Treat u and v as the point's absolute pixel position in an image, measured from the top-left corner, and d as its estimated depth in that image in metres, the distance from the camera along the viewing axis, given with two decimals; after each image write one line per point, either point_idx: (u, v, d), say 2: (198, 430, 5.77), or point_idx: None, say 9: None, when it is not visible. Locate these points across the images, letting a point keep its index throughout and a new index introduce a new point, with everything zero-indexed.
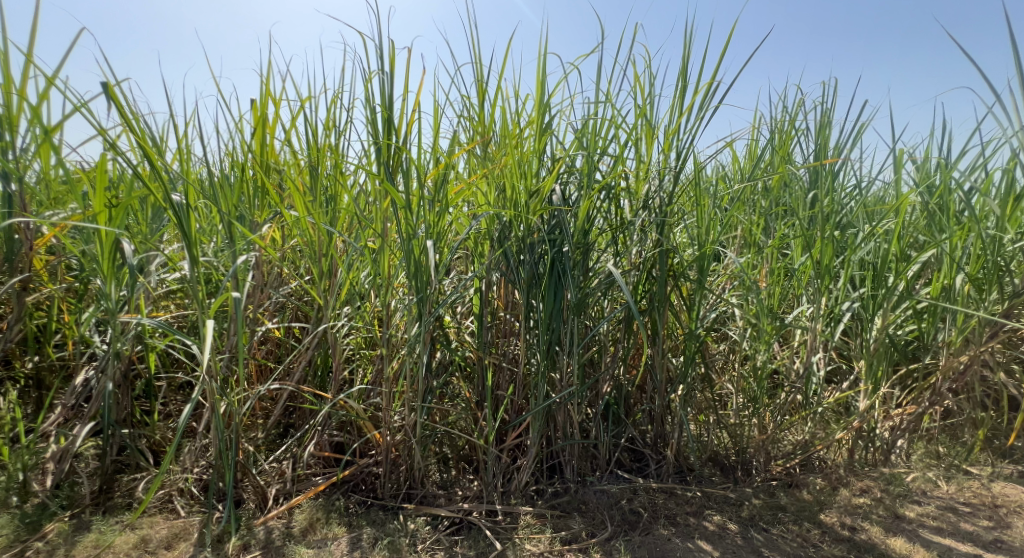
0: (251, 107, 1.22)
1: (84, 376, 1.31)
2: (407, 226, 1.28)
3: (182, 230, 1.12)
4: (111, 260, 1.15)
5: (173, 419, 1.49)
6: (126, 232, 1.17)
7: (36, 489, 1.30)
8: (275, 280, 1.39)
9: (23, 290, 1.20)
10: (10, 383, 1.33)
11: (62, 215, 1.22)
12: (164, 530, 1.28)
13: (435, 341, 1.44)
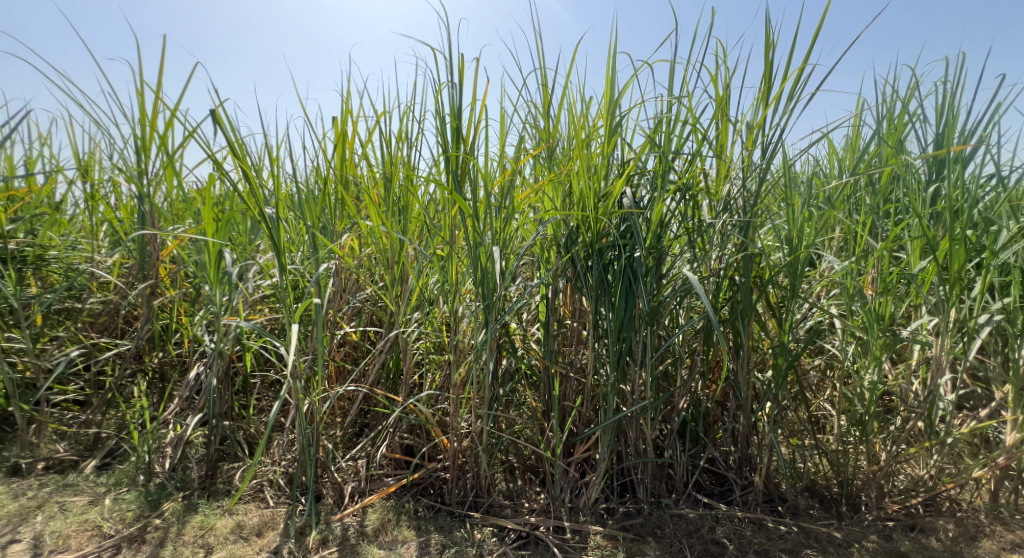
0: (333, 124, 1.34)
1: (197, 370, 1.48)
2: (474, 233, 1.31)
3: (272, 238, 1.25)
4: (217, 267, 1.31)
5: (266, 415, 1.64)
6: (229, 243, 1.34)
7: (157, 470, 1.50)
8: (353, 286, 1.49)
9: (151, 294, 1.42)
10: (141, 375, 1.56)
11: (181, 228, 1.43)
12: (255, 517, 1.40)
13: (501, 348, 1.44)
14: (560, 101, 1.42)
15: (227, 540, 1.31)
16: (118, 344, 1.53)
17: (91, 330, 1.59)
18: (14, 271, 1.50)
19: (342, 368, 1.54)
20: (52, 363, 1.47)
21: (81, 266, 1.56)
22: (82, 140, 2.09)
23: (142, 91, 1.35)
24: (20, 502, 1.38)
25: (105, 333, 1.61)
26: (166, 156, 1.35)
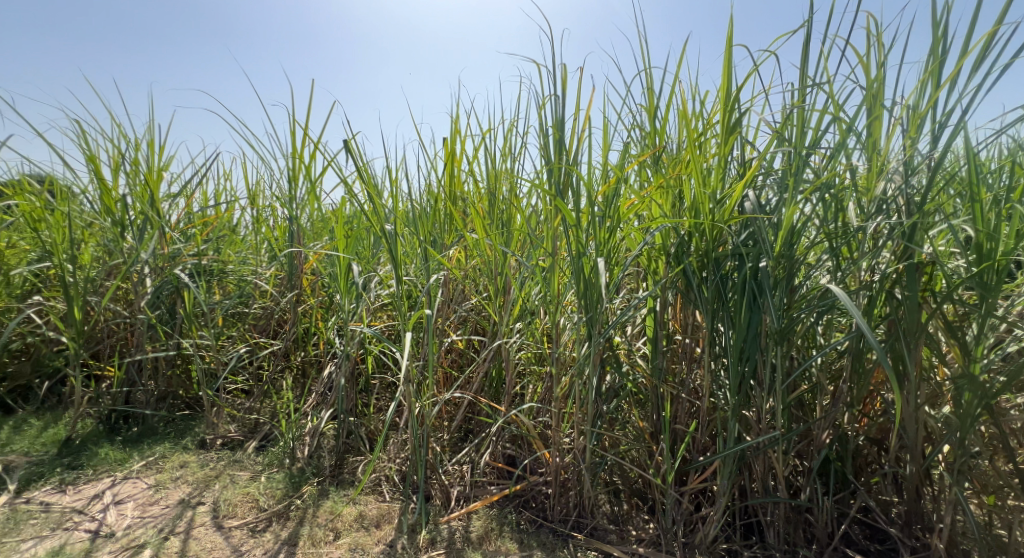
0: (444, 144, 1.43)
1: (330, 369, 1.70)
2: (576, 243, 1.26)
3: (390, 251, 1.36)
4: (346, 278, 1.49)
5: (385, 414, 1.81)
6: (356, 256, 1.50)
7: (299, 455, 1.72)
8: (460, 297, 1.59)
9: (296, 301, 1.74)
10: (289, 371, 1.87)
11: (320, 244, 1.64)
12: (375, 509, 1.52)
13: (605, 363, 1.38)
14: (669, 103, 1.33)
15: (352, 527, 1.44)
16: (273, 344, 1.88)
17: (254, 330, 2.02)
18: (203, 282, 1.94)
19: (450, 375, 1.63)
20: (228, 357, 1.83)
21: (249, 279, 1.94)
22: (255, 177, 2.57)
23: (295, 130, 1.61)
24: (204, 470, 1.73)
25: (263, 333, 2.02)
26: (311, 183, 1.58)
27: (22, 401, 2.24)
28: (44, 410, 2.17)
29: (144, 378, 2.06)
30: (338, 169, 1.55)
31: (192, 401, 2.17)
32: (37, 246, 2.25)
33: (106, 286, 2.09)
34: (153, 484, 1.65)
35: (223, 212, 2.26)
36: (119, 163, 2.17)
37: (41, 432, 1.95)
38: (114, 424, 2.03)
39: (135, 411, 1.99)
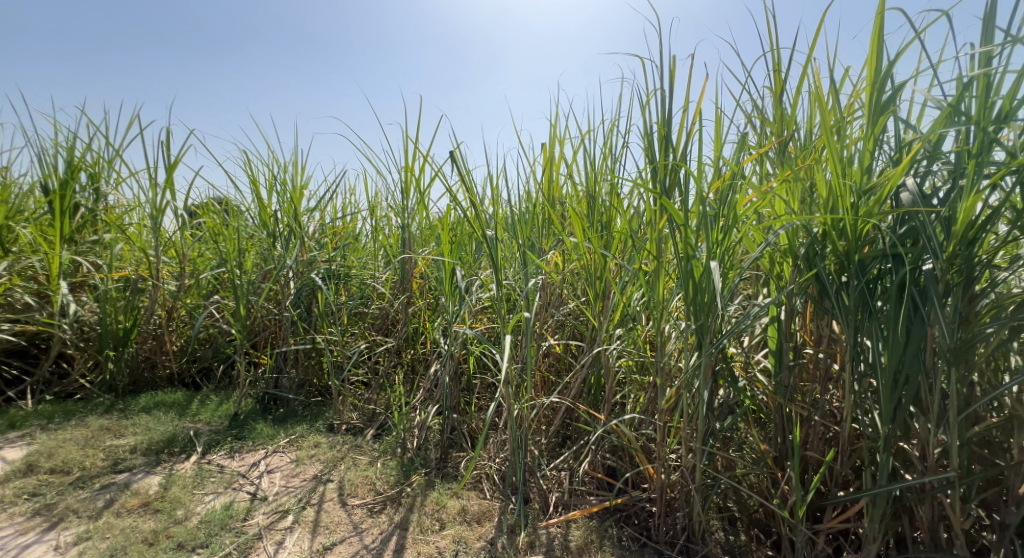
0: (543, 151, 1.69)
1: (435, 367, 1.96)
2: (684, 245, 1.11)
3: (490, 257, 1.40)
4: (451, 283, 1.66)
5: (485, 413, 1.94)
6: (460, 262, 1.66)
7: (408, 445, 1.86)
8: (558, 301, 1.73)
9: (407, 303, 2.09)
10: (400, 366, 2.15)
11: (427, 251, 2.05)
12: (477, 505, 1.57)
13: (717, 376, 1.23)
14: (800, 83, 1.14)
15: (456, 520, 1.49)
16: (388, 342, 2.17)
17: (372, 329, 2.33)
18: (333, 286, 2.25)
19: (547, 378, 1.80)
20: (351, 353, 2.11)
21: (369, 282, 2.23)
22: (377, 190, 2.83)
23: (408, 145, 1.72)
24: (332, 451, 1.92)
25: (380, 331, 2.31)
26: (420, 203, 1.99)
27: (204, 381, 2.70)
28: (220, 389, 2.61)
29: (289, 366, 2.37)
30: (443, 180, 1.65)
31: (323, 388, 2.44)
32: (213, 255, 2.70)
33: (262, 287, 2.43)
34: (294, 459, 1.88)
35: (349, 222, 2.59)
36: (272, 183, 2.53)
37: (216, 407, 2.34)
38: (266, 405, 2.36)
39: (281, 394, 2.29)
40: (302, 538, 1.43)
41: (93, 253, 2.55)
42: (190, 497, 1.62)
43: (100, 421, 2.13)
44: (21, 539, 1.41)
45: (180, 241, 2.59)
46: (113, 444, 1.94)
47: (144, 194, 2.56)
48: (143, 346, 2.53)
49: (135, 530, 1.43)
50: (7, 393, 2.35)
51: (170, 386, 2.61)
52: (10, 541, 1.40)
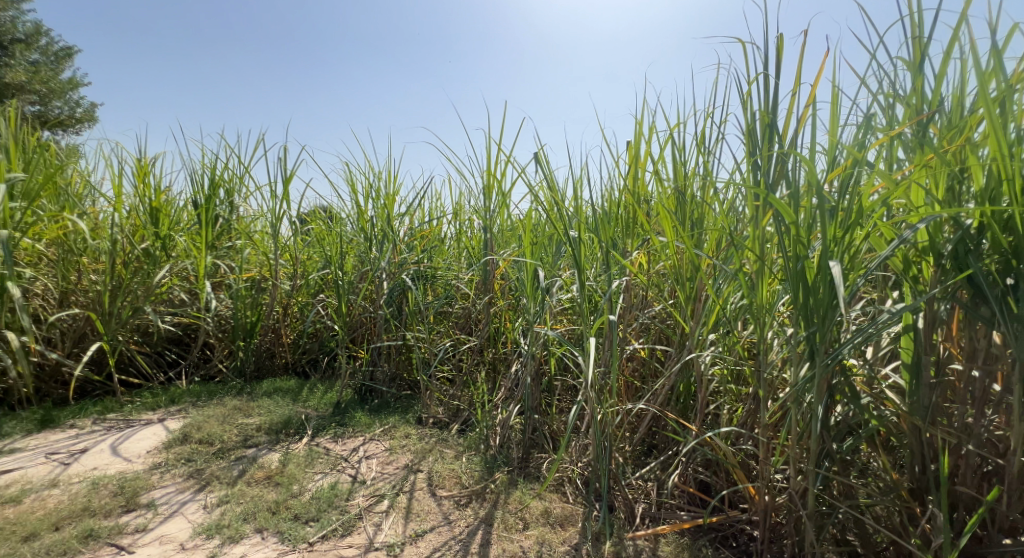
0: (631, 147, 1.65)
1: (516, 367, 2.01)
2: (794, 244, 0.99)
3: (574, 258, 1.57)
4: (532, 285, 1.87)
5: (566, 416, 1.93)
6: (543, 263, 1.83)
7: (491, 443, 1.92)
8: (642, 304, 1.71)
9: (489, 304, 2.17)
10: (483, 365, 2.23)
11: (507, 254, 2.15)
12: (560, 509, 1.55)
13: (835, 392, 1.09)
14: (947, 52, 0.97)
15: (539, 522, 1.48)
16: (471, 341, 2.26)
17: (456, 328, 2.44)
18: (422, 286, 2.39)
19: (631, 384, 1.78)
20: (436, 350, 2.22)
21: (454, 283, 2.37)
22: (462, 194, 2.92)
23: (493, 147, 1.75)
24: (421, 443, 2.00)
25: (462, 330, 2.42)
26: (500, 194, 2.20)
27: (311, 370, 2.94)
28: (325, 378, 2.82)
29: (382, 360, 2.52)
30: (527, 182, 1.69)
31: (413, 383, 2.56)
32: (316, 258, 2.94)
33: (359, 287, 2.58)
34: (388, 447, 1.98)
35: (435, 226, 2.71)
36: (368, 190, 2.69)
37: (321, 395, 2.53)
38: (362, 395, 2.51)
39: (375, 387, 2.43)
40: (397, 522, 1.51)
41: (228, 257, 2.88)
42: (304, 475, 1.77)
43: (234, 401, 2.39)
44: (179, 496, 1.63)
45: (293, 246, 2.85)
46: (243, 422, 2.16)
47: (267, 205, 2.85)
48: (265, 339, 2.81)
49: (261, 499, 1.60)
50: (167, 374, 2.71)
51: (285, 374, 2.86)
52: (171, 497, 1.62)
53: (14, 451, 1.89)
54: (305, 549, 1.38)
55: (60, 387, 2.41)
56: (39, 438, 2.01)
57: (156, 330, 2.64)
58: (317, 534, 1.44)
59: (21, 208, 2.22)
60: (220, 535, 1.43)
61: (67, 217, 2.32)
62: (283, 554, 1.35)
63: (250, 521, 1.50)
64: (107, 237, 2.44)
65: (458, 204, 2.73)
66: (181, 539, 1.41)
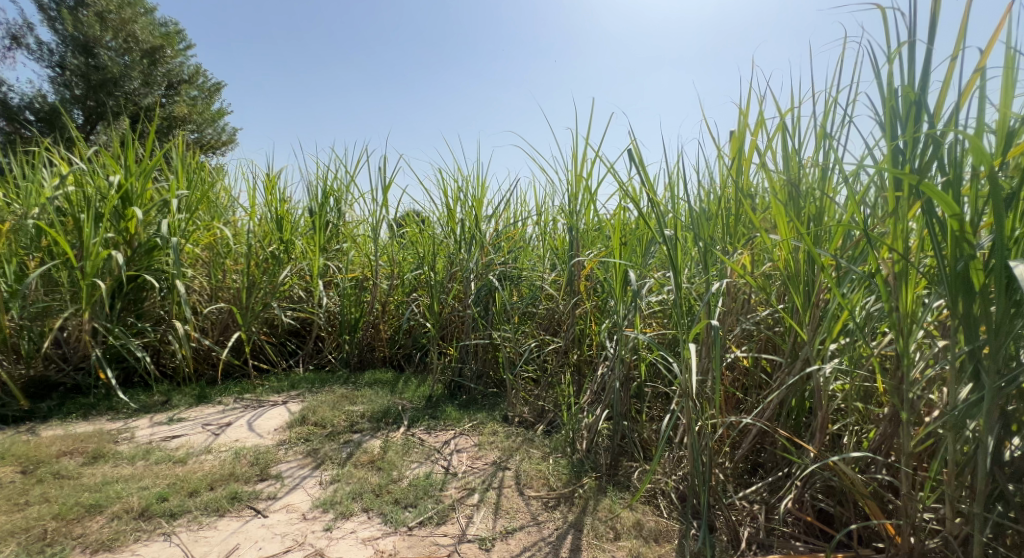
0: (735, 138, 1.52)
1: (602, 371, 1.98)
2: (953, 243, 0.84)
3: (669, 255, 1.50)
4: (621, 286, 1.85)
5: (658, 425, 1.86)
6: (633, 265, 1.79)
7: (578, 446, 1.90)
8: (746, 310, 1.59)
9: (575, 305, 2.14)
10: (568, 367, 2.21)
11: (594, 255, 2.10)
12: (652, 523, 1.48)
13: (1008, 420, 0.91)
14: None
15: (631, 533, 1.42)
16: (557, 342, 2.25)
17: (540, 329, 2.46)
18: (508, 287, 2.44)
19: (732, 395, 1.66)
20: (522, 350, 2.24)
21: (539, 285, 2.38)
22: (548, 195, 2.93)
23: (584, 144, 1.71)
24: (508, 441, 2.03)
25: (546, 331, 2.43)
26: (587, 193, 2.16)
27: (405, 364, 3.08)
28: (417, 373, 2.95)
29: (470, 358, 2.57)
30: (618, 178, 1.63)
31: (499, 381, 2.59)
32: (410, 259, 3.09)
33: (449, 288, 2.66)
34: (477, 443, 2.02)
35: (520, 229, 2.74)
36: (457, 194, 2.77)
37: (415, 388, 2.64)
38: (452, 391, 2.59)
39: (464, 383, 2.49)
40: (487, 517, 1.54)
41: (337, 259, 3.09)
42: (402, 462, 1.85)
43: (342, 389, 2.57)
44: (301, 471, 1.79)
45: (390, 249, 3.02)
46: (350, 409, 2.31)
47: (369, 210, 3.04)
48: (368, 333, 3.00)
49: (366, 481, 1.70)
50: (288, 362, 2.98)
51: (383, 367, 3.03)
52: (295, 471, 1.78)
53: (180, 420, 2.21)
54: (405, 533, 1.44)
55: (210, 369, 2.74)
56: (195, 411, 2.32)
57: (281, 323, 2.91)
58: (415, 519, 1.51)
59: (185, 220, 2.63)
60: (333, 510, 1.55)
61: (216, 226, 2.69)
62: (386, 535, 1.43)
63: (358, 500, 1.60)
64: (245, 242, 2.75)
65: (544, 205, 2.74)
66: (303, 510, 1.55)
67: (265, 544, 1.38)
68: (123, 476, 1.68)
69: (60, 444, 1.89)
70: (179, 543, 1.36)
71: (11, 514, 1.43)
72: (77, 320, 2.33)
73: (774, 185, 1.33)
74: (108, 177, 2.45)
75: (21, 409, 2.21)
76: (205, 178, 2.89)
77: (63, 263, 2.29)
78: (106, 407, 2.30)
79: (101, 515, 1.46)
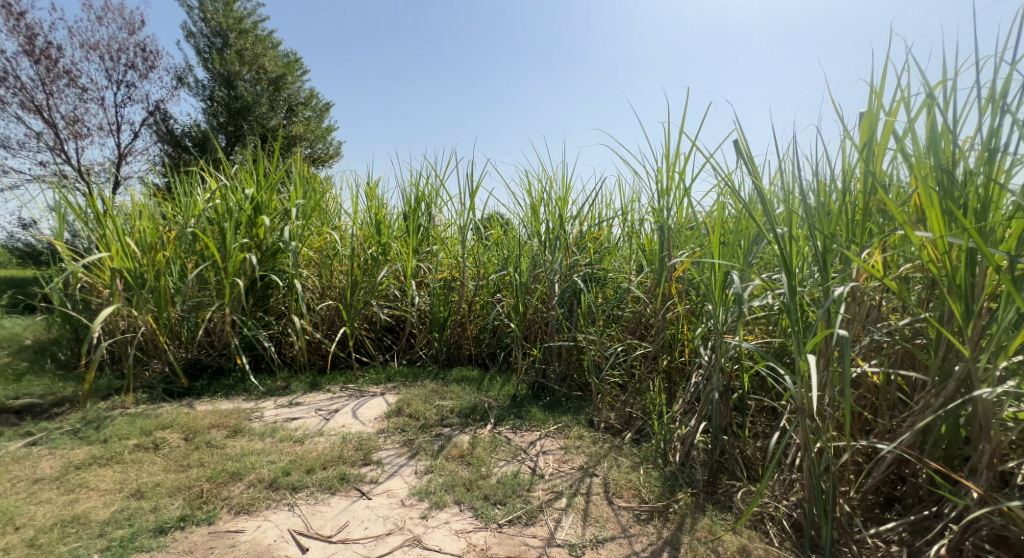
0: (866, 121, 1.33)
1: (696, 379, 1.86)
2: None
3: (782, 256, 1.37)
4: (720, 289, 1.71)
5: (764, 443, 1.69)
6: (737, 266, 1.64)
7: (671, 459, 1.79)
8: (878, 320, 1.39)
9: (665, 309, 2.02)
10: (657, 373, 2.10)
11: (687, 256, 1.97)
12: (759, 550, 1.33)
13: None
14: None
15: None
16: (645, 347, 2.13)
17: (626, 332, 2.35)
18: (593, 288, 2.37)
19: (860, 416, 1.46)
20: (609, 354, 2.16)
21: (625, 286, 2.28)
22: (637, 194, 2.81)
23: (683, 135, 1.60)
24: (595, 447, 1.95)
25: (633, 335, 2.32)
26: (680, 189, 2.03)
27: (490, 363, 3.09)
28: (501, 372, 2.95)
29: (553, 359, 2.53)
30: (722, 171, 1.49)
31: (584, 384, 2.52)
32: (494, 261, 3.12)
33: (533, 289, 2.65)
34: (563, 446, 1.97)
35: (605, 231, 2.66)
36: (540, 195, 2.75)
37: (500, 386, 2.64)
38: (536, 391, 2.56)
39: (548, 384, 2.46)
40: (576, 523, 1.47)
41: (428, 260, 3.18)
42: (489, 459, 1.84)
43: (431, 384, 2.64)
44: (399, 459, 1.84)
45: (476, 250, 3.06)
46: (441, 403, 2.36)
47: (457, 213, 3.12)
48: (455, 332, 3.06)
49: (457, 475, 1.71)
50: (384, 356, 3.13)
51: (469, 365, 3.07)
52: (394, 458, 1.85)
53: (299, 404, 2.40)
54: (495, 529, 1.43)
55: (319, 359, 2.94)
56: (308, 397, 2.50)
57: (379, 320, 3.06)
58: (504, 517, 1.49)
59: (303, 226, 2.89)
60: (429, 499, 1.57)
61: (327, 231, 2.91)
62: (477, 529, 1.42)
63: (450, 492, 1.61)
64: (350, 246, 2.94)
65: (630, 204, 2.64)
66: (402, 496, 1.60)
67: (370, 525, 1.44)
68: (256, 449, 1.85)
69: (210, 417, 2.14)
70: (299, 514, 1.47)
71: (178, 473, 1.66)
72: (221, 312, 2.63)
73: (918, 173, 1.14)
74: (245, 191, 2.75)
75: (181, 385, 2.53)
76: (317, 187, 3.15)
77: (211, 264, 2.62)
78: (242, 389, 2.57)
79: (241, 481, 1.62)
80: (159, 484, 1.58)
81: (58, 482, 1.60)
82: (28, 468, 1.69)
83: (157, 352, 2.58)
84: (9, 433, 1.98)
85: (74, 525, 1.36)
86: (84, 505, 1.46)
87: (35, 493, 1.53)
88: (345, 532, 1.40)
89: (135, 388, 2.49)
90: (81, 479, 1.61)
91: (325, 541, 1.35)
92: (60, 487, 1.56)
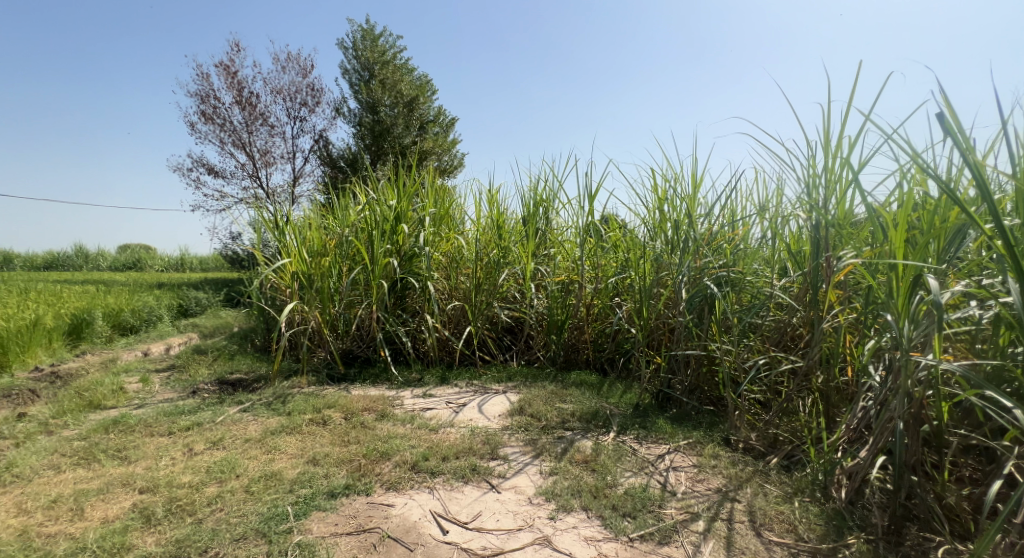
0: None
1: (864, 404, 1.52)
2: None
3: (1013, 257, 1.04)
4: (906, 296, 1.37)
5: (973, 491, 1.32)
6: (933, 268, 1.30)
7: (834, 494, 1.49)
8: None
9: (820, 319, 1.70)
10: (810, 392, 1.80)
11: (853, 257, 1.63)
12: None
13: None
14: None
15: None
16: (794, 361, 1.83)
17: (768, 342, 2.07)
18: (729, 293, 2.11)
19: None
20: (748, 366, 1.90)
21: (770, 291, 1.99)
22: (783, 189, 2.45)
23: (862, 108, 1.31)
24: (734, 469, 1.71)
25: (778, 346, 2.03)
26: (844, 180, 1.70)
27: (608, 369, 2.94)
28: (621, 379, 2.79)
29: (681, 368, 2.31)
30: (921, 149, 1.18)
31: (717, 398, 2.26)
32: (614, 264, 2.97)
33: (656, 293, 2.45)
34: (696, 464, 1.76)
35: (745, 231, 2.36)
36: (663, 196, 2.53)
37: (621, 394, 2.49)
38: (662, 402, 2.37)
39: (676, 395, 2.25)
40: (719, 551, 1.29)
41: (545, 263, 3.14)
42: (615, 467, 1.71)
43: (550, 386, 2.58)
44: (524, 457, 1.80)
45: (594, 252, 2.92)
46: (562, 406, 2.28)
47: (576, 216, 3.01)
48: (576, 335, 2.98)
49: (583, 480, 1.61)
50: (505, 355, 3.16)
51: (587, 369, 2.95)
52: (519, 456, 1.81)
53: (431, 395, 2.50)
54: (626, 543, 1.30)
55: (447, 355, 3.06)
56: (438, 390, 2.60)
57: (500, 320, 3.08)
58: (636, 531, 1.35)
59: (434, 232, 3.04)
60: (555, 501, 1.50)
61: (455, 237, 3.02)
62: (607, 539, 1.31)
63: (578, 497, 1.52)
64: (474, 250, 3.01)
65: (772, 199, 2.31)
66: (529, 494, 1.55)
67: (500, 518, 1.40)
68: (400, 433, 1.95)
69: (363, 401, 2.31)
70: (439, 498, 1.50)
71: (342, 446, 1.81)
72: (367, 309, 2.87)
73: None
74: (389, 202, 2.99)
75: (339, 371, 2.81)
76: (446, 196, 3.28)
77: (362, 269, 2.87)
78: (384, 378, 2.76)
79: (389, 461, 1.71)
80: (329, 454, 1.74)
81: (261, 443, 1.84)
82: (242, 429, 1.98)
83: (323, 342, 2.88)
84: (228, 400, 2.35)
85: (272, 479, 1.54)
86: (279, 464, 1.66)
87: (246, 449, 1.78)
88: (479, 521, 1.38)
89: (307, 370, 2.82)
90: (275, 442, 1.84)
91: (462, 527, 1.35)
92: (262, 447, 1.80)
